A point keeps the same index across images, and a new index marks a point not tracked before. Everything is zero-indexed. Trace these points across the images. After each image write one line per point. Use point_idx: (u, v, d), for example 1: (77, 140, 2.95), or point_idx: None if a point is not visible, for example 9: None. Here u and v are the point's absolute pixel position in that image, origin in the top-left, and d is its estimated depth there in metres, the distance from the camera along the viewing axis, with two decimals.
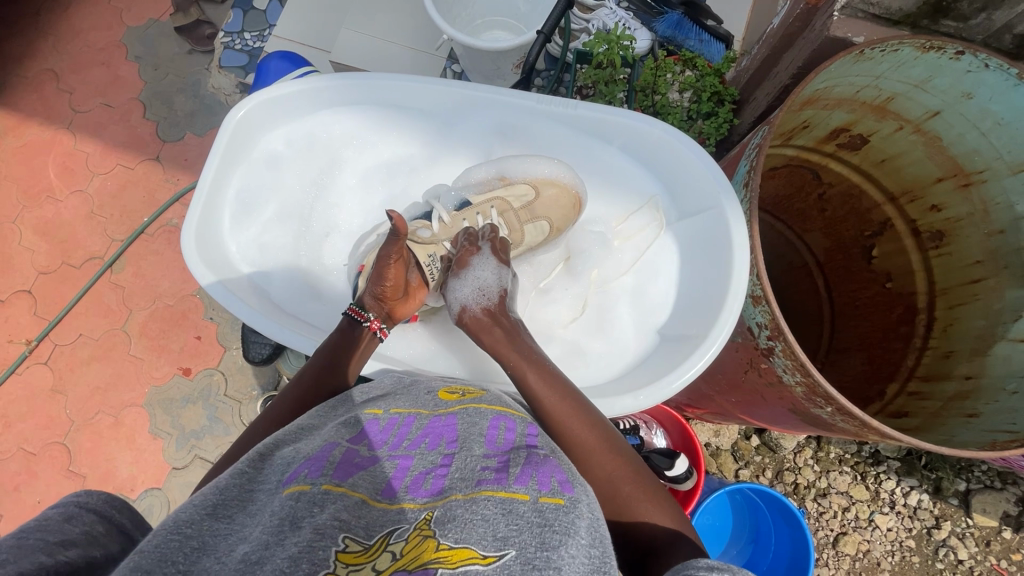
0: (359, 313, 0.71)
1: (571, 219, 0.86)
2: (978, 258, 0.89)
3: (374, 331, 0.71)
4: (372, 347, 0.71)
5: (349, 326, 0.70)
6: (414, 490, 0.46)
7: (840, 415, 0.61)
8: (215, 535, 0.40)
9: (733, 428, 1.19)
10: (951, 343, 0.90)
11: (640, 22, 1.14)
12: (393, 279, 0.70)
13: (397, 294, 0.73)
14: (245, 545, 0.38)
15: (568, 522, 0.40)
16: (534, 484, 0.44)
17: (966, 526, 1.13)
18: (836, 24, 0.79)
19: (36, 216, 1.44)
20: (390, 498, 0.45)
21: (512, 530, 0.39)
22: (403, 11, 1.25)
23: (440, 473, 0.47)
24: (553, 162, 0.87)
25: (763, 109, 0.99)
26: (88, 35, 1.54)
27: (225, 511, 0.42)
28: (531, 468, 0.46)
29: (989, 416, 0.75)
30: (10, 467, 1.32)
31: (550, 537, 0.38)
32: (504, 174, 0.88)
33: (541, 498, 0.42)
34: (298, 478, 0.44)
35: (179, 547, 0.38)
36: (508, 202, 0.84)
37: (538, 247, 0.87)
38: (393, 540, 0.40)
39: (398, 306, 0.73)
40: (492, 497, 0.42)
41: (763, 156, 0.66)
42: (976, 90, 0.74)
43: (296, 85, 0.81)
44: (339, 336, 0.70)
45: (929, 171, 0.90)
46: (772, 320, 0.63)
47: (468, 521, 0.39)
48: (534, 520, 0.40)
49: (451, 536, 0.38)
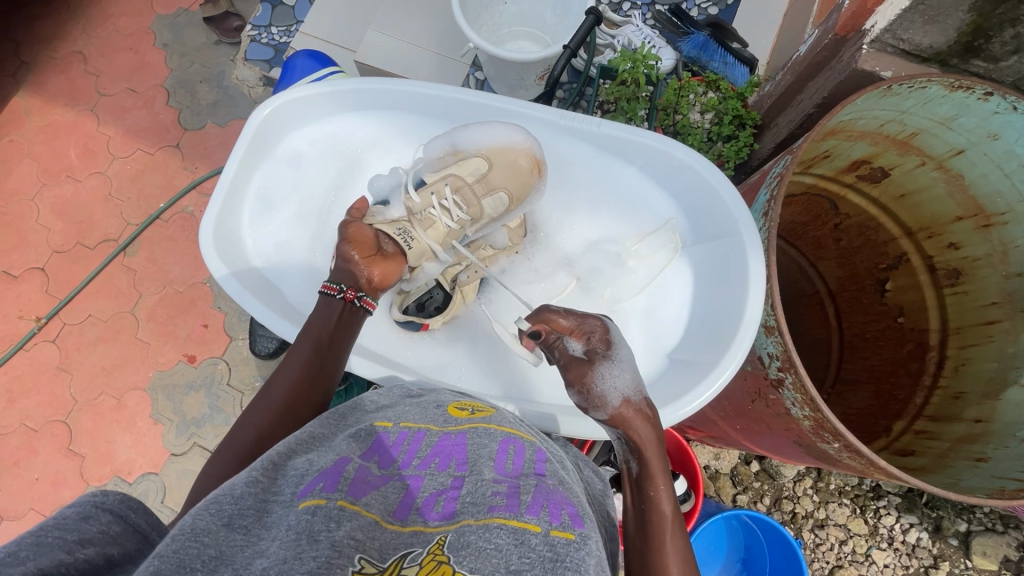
0: (333, 287, 0.71)
1: (531, 184, 0.82)
2: (994, 299, 0.88)
3: (352, 302, 0.71)
4: (355, 317, 0.71)
5: (327, 304, 0.70)
6: (425, 512, 0.46)
7: (847, 451, 0.60)
8: (232, 545, 0.40)
9: (734, 452, 1.18)
10: (961, 384, 0.90)
11: (665, 41, 1.15)
12: (354, 239, 0.75)
13: (368, 254, 0.75)
14: (263, 560, 0.38)
15: (579, 559, 0.40)
16: (546, 514, 0.44)
17: (965, 568, 1.11)
18: (864, 57, 0.80)
19: (54, 194, 1.46)
20: (402, 520, 0.45)
21: (524, 564, 0.38)
22: (431, 15, 1.25)
23: (451, 496, 0.47)
24: (505, 127, 0.81)
25: (785, 136, 0.98)
26: (118, 20, 1.55)
27: (241, 521, 0.42)
28: (542, 498, 0.46)
29: (997, 462, 0.74)
30: (12, 442, 1.33)
31: (563, 572, 0.38)
32: (456, 146, 0.83)
33: (552, 532, 0.42)
34: (313, 492, 0.44)
35: (197, 554, 0.38)
36: (461, 178, 0.80)
37: (504, 216, 0.84)
38: (406, 564, 0.39)
39: (370, 266, 0.74)
40: (505, 526, 0.42)
41: (784, 185, 0.66)
42: (1002, 131, 0.73)
43: (321, 88, 0.82)
44: (320, 316, 0.70)
45: (948, 209, 0.89)
46: (784, 351, 0.62)
47: (481, 551, 0.39)
48: (545, 555, 0.39)
49: (466, 565, 0.38)
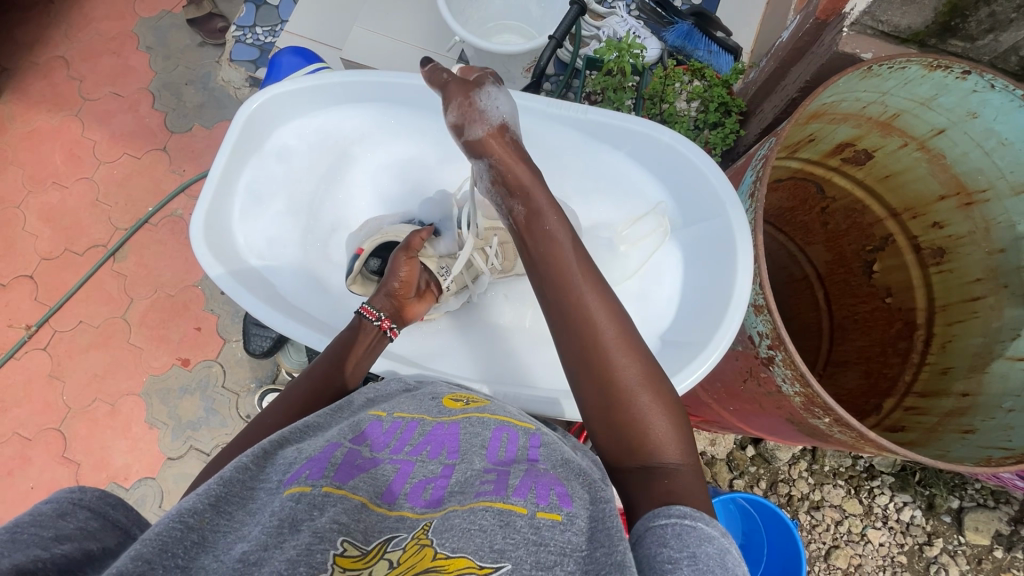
0: (371, 311, 0.74)
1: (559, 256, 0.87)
2: (978, 276, 0.90)
3: (383, 330, 0.74)
4: (381, 345, 0.74)
5: (360, 326, 0.73)
6: (412, 499, 0.46)
7: (838, 425, 0.62)
8: (216, 531, 0.40)
9: (730, 438, 1.19)
10: (948, 359, 0.91)
11: (651, 31, 1.15)
12: (405, 276, 0.77)
13: (409, 294, 0.78)
14: (244, 545, 0.38)
15: (563, 540, 0.40)
16: (533, 496, 0.44)
17: (958, 543, 1.13)
18: (844, 40, 0.81)
19: (40, 201, 1.45)
20: (390, 503, 0.46)
21: (508, 543, 0.39)
22: (417, 11, 1.25)
23: (439, 483, 0.48)
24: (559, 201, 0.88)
25: (770, 122, 1.00)
26: (100, 24, 1.54)
27: (227, 507, 0.42)
28: (530, 480, 0.46)
29: (984, 433, 0.76)
30: (5, 451, 1.32)
31: (545, 556, 0.38)
32: None
33: (538, 513, 0.42)
34: (300, 479, 0.45)
35: (180, 538, 0.38)
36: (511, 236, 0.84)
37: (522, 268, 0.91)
38: (390, 548, 0.40)
39: (406, 303, 0.77)
40: (491, 507, 0.42)
41: (769, 167, 0.67)
42: (981, 109, 0.75)
43: (308, 81, 0.82)
44: (350, 334, 0.73)
45: (932, 189, 0.91)
46: (774, 330, 0.63)
47: (466, 530, 0.40)
48: (529, 537, 0.40)
49: (449, 545, 0.39)
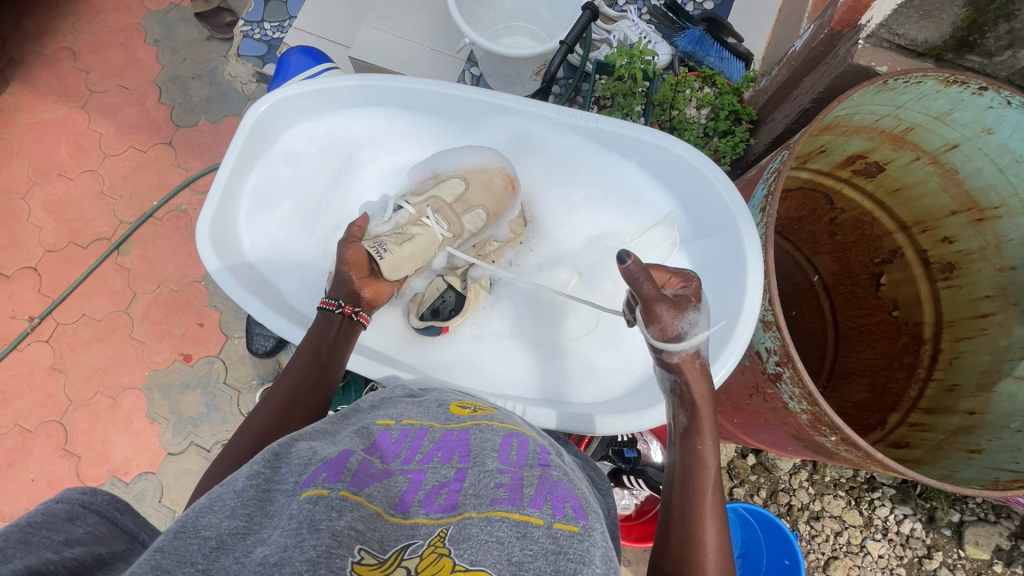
0: (331, 301, 0.71)
1: (506, 201, 0.87)
2: (988, 293, 0.89)
3: (349, 316, 0.71)
4: (353, 330, 0.72)
5: (326, 318, 0.71)
6: (427, 504, 0.46)
7: (844, 444, 0.61)
8: (234, 533, 0.40)
9: (731, 446, 1.19)
10: (955, 376, 0.91)
11: (661, 37, 1.15)
12: (354, 258, 0.73)
13: (365, 274, 0.74)
14: (264, 548, 0.38)
15: (582, 550, 0.40)
16: (549, 508, 0.44)
17: (957, 557, 1.13)
18: (860, 52, 0.80)
19: (45, 193, 1.44)
20: (404, 511, 0.45)
21: (526, 555, 0.39)
22: (427, 10, 1.25)
23: (452, 488, 0.47)
24: (473, 154, 0.88)
25: (780, 131, 0.99)
26: (108, 15, 1.53)
27: (244, 509, 0.42)
28: (545, 491, 0.46)
29: (991, 453, 0.75)
30: (6, 442, 1.32)
31: (565, 564, 0.38)
32: (436, 170, 0.88)
33: (554, 524, 0.42)
34: (316, 481, 0.44)
35: (198, 548, 0.38)
36: (443, 196, 0.83)
37: (482, 232, 0.87)
38: (407, 555, 0.40)
39: (369, 284, 0.75)
40: (508, 519, 0.42)
41: (780, 181, 0.66)
42: (996, 126, 0.74)
43: (315, 85, 0.81)
44: (319, 329, 0.70)
45: (943, 204, 0.90)
46: (782, 346, 0.63)
47: (483, 542, 0.40)
48: (548, 547, 0.40)
49: (467, 557, 0.38)
